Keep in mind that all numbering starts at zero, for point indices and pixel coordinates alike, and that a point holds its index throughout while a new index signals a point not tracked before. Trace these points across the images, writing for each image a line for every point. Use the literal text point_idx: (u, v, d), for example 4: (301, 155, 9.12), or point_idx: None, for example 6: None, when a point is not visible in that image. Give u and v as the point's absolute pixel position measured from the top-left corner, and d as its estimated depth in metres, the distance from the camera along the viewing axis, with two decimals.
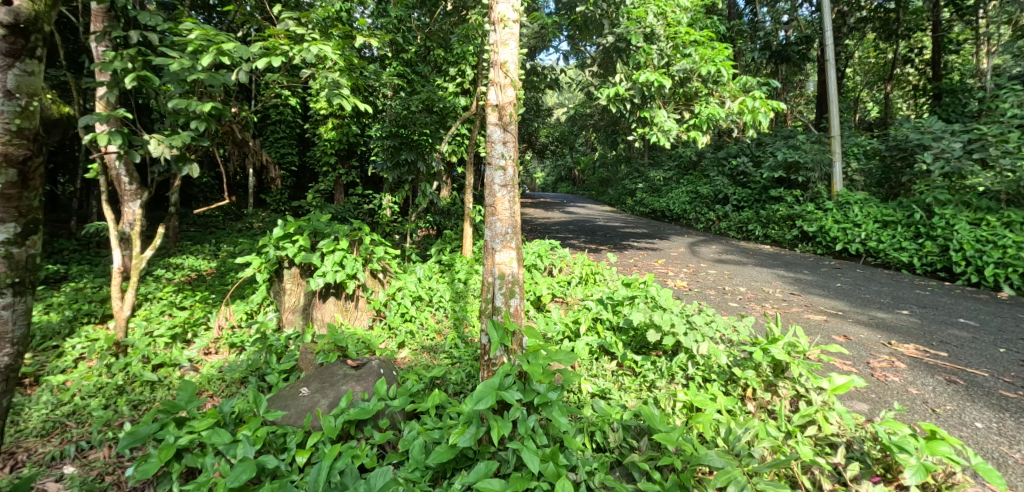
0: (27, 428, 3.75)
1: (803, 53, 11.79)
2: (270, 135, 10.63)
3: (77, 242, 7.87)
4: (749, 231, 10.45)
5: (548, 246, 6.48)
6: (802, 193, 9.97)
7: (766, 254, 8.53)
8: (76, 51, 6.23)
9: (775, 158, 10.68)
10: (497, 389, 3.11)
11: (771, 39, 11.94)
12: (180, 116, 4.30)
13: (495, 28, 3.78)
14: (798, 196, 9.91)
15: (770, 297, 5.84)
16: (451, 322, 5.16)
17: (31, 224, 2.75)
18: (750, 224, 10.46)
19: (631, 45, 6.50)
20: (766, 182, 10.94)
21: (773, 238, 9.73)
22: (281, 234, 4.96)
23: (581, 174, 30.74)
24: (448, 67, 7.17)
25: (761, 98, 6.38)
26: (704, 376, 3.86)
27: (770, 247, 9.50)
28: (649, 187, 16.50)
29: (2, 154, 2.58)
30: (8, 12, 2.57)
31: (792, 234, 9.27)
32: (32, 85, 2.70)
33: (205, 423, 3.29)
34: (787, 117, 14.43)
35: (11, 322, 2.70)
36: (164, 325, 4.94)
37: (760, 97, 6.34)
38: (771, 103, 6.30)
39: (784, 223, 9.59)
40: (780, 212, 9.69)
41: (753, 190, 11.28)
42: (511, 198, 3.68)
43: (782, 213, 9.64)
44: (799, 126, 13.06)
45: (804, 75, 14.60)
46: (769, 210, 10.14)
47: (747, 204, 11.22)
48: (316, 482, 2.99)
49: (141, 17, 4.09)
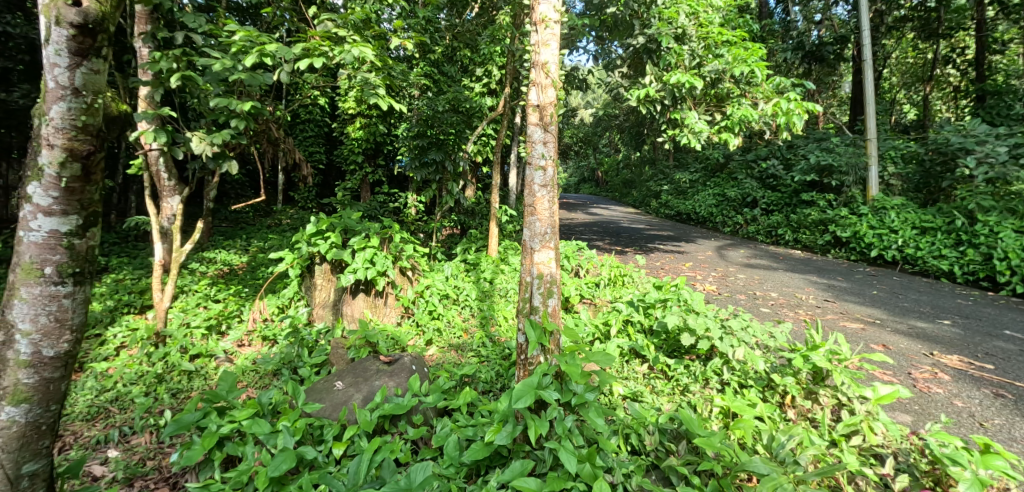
0: (73, 412, 3.90)
1: (838, 52, 11.17)
2: (300, 133, 10.78)
3: (117, 236, 8.15)
4: (779, 235, 10.24)
5: (575, 246, 6.39)
6: (835, 197, 9.69)
7: (797, 260, 8.36)
8: (122, 52, 6.44)
9: (807, 162, 10.43)
10: (536, 388, 3.09)
11: (804, 38, 11.35)
12: (220, 115, 4.33)
13: (536, 29, 3.74)
14: (830, 201, 9.65)
15: (804, 303, 5.72)
16: (479, 321, 5.17)
17: (92, 217, 2.77)
18: (780, 228, 10.25)
19: (662, 47, 6.28)
20: (797, 185, 10.68)
21: (804, 243, 9.48)
22: (314, 231, 5.02)
23: (605, 174, 30.49)
24: (475, 67, 7.24)
25: (796, 100, 6.11)
26: (740, 382, 3.80)
27: (800, 252, 9.27)
28: (674, 189, 16.24)
29: (67, 149, 2.62)
30: (77, 12, 2.57)
31: (824, 239, 9.00)
32: (97, 83, 2.72)
33: (245, 413, 3.39)
34: (820, 119, 14.00)
35: (71, 310, 2.73)
36: (199, 317, 5.08)
37: (796, 97, 6.07)
38: (807, 105, 6.02)
39: (816, 228, 9.32)
40: (812, 216, 9.44)
41: (783, 194, 11.01)
42: (551, 198, 3.63)
43: (813, 217, 9.38)
44: (832, 128, 12.74)
45: (839, 76, 14.20)
46: (800, 214, 9.89)
47: (777, 207, 10.94)
48: (356, 474, 3.05)
49: (186, 18, 4.14)
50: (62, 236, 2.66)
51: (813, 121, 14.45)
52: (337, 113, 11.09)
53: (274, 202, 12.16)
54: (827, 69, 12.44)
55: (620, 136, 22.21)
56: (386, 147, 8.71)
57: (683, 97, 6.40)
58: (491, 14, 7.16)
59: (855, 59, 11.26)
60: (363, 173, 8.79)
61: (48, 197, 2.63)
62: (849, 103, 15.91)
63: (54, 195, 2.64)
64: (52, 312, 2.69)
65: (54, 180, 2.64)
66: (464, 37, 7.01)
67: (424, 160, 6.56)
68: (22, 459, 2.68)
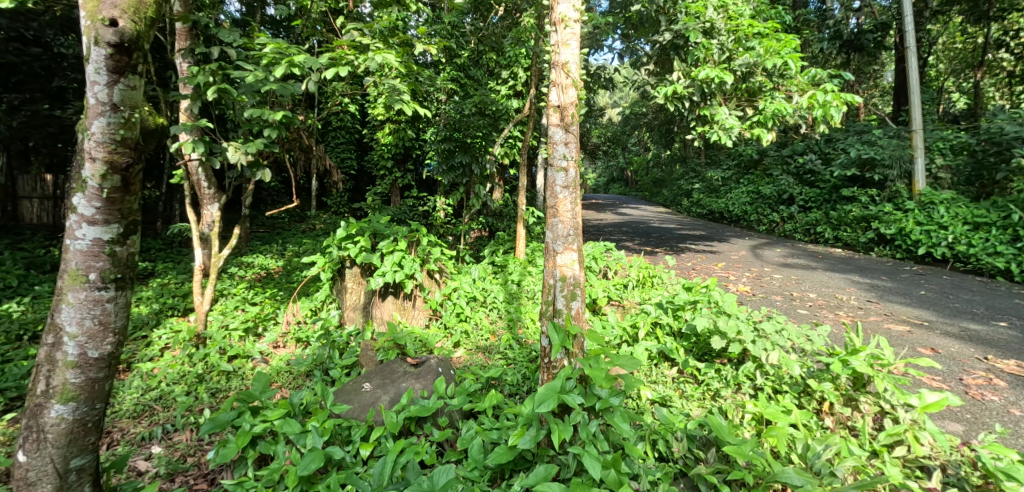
0: (121, 410, 4.07)
1: (878, 40, 10.56)
2: (331, 140, 11.01)
3: (162, 242, 8.52)
4: (818, 234, 9.70)
5: (603, 247, 6.29)
6: (878, 192, 9.22)
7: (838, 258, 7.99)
8: (163, 67, 6.72)
9: (848, 155, 9.99)
10: (559, 392, 3.05)
11: (841, 27, 10.71)
12: (253, 125, 4.43)
13: (556, 29, 3.71)
14: (874, 196, 9.19)
15: (845, 304, 5.46)
16: (506, 324, 5.15)
17: (132, 225, 2.91)
18: (819, 226, 9.72)
19: (689, 42, 6.17)
20: (837, 181, 10.23)
21: (845, 241, 8.99)
22: (344, 235, 5.12)
23: (635, 174, 29.98)
24: (500, 71, 7.28)
25: (833, 91, 5.81)
26: (775, 388, 3.68)
27: (841, 250, 8.85)
28: (707, 188, 15.67)
29: (107, 162, 2.74)
30: (114, 32, 2.68)
31: (866, 237, 8.56)
32: (134, 99, 2.83)
33: (277, 413, 3.47)
34: (860, 111, 13.36)
35: (114, 314, 2.86)
36: (237, 319, 5.25)
37: (832, 89, 5.79)
38: (845, 96, 5.71)
39: (858, 225, 8.89)
40: (854, 213, 9.01)
41: (822, 190, 10.53)
42: (573, 199, 3.58)
43: (855, 213, 8.96)
44: (874, 120, 12.17)
45: (880, 65, 13.56)
46: (841, 211, 9.42)
47: (816, 204, 10.42)
48: (381, 475, 3.07)
49: (221, 34, 4.23)
50: (105, 243, 2.79)
51: (853, 113, 13.83)
52: (367, 120, 11.29)
53: (308, 207, 12.50)
54: (868, 58, 11.85)
55: (649, 135, 21.81)
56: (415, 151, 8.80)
57: (713, 93, 6.15)
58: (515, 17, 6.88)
59: (897, 46, 10.71)
60: (392, 178, 8.86)
61: (92, 208, 2.76)
62: (891, 93, 15.17)
63: (97, 205, 2.77)
64: (96, 316, 2.81)
65: (96, 191, 2.76)
66: (489, 40, 6.90)
67: (451, 163, 6.62)
68: (70, 454, 2.83)
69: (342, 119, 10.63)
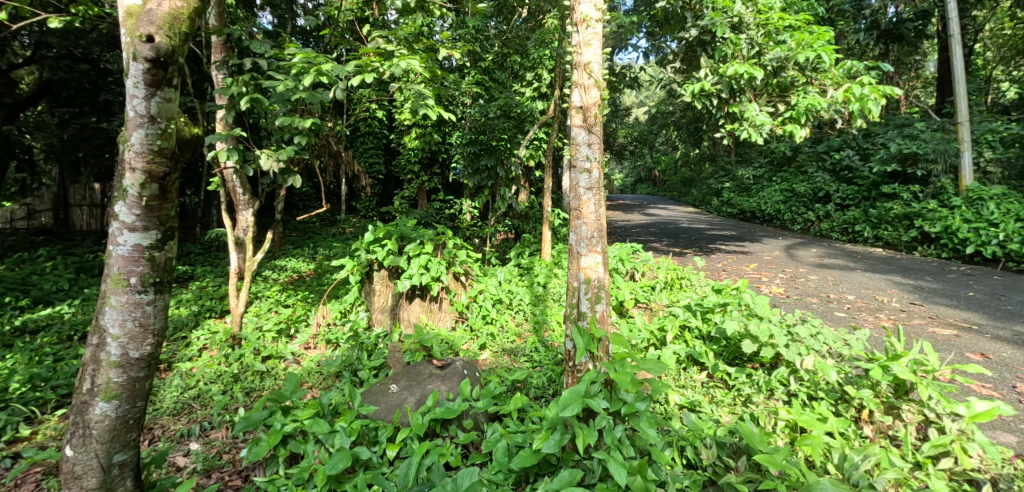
0: (163, 407, 4.23)
1: (920, 29, 10.03)
2: (360, 146, 11.20)
3: (202, 247, 8.83)
4: (856, 232, 9.32)
5: (630, 249, 6.19)
6: (922, 188, 8.82)
7: (878, 258, 7.66)
8: (200, 79, 6.98)
9: (887, 150, 9.59)
10: (584, 396, 3.01)
11: (880, 16, 10.16)
12: (284, 132, 4.53)
13: (578, 29, 3.68)
14: (916, 193, 8.80)
15: (886, 306, 5.23)
16: (531, 326, 5.12)
17: (170, 231, 3.01)
18: (857, 224, 9.34)
19: (717, 37, 5.97)
20: (877, 177, 9.82)
21: (885, 240, 8.60)
22: (372, 239, 5.19)
23: (662, 174, 29.45)
24: (524, 72, 7.14)
25: (870, 84, 5.57)
26: (809, 394, 3.57)
27: (881, 249, 8.47)
28: (738, 187, 15.10)
29: (146, 172, 2.85)
30: (150, 48, 2.77)
31: (909, 236, 8.18)
32: (170, 110, 2.93)
33: (307, 413, 3.54)
34: (901, 103, 12.78)
35: (153, 316, 2.97)
36: (271, 321, 5.39)
37: (870, 82, 5.55)
38: (883, 89, 5.47)
39: (900, 223, 8.51)
40: (895, 210, 8.63)
41: (860, 187, 10.11)
42: (597, 200, 3.54)
43: (896, 211, 8.58)
44: (916, 113, 11.65)
45: (922, 55, 12.98)
46: (881, 209, 9.03)
47: (854, 202, 10.01)
48: (406, 476, 3.10)
49: (253, 45, 4.33)
50: (144, 249, 2.90)
51: (893, 106, 13.27)
52: (394, 125, 11.46)
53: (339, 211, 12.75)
54: (908, 49, 11.34)
55: (676, 134, 21.40)
56: (441, 155, 8.87)
57: (741, 89, 5.99)
58: (539, 18, 7.00)
59: (939, 35, 10.22)
60: (419, 182, 8.94)
61: (132, 215, 2.88)
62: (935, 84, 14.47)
63: (137, 213, 2.88)
64: (137, 318, 2.93)
65: (136, 200, 2.88)
66: (512, 43, 6.97)
67: (478, 167, 6.63)
68: (113, 449, 2.94)
69: (370, 124, 10.80)
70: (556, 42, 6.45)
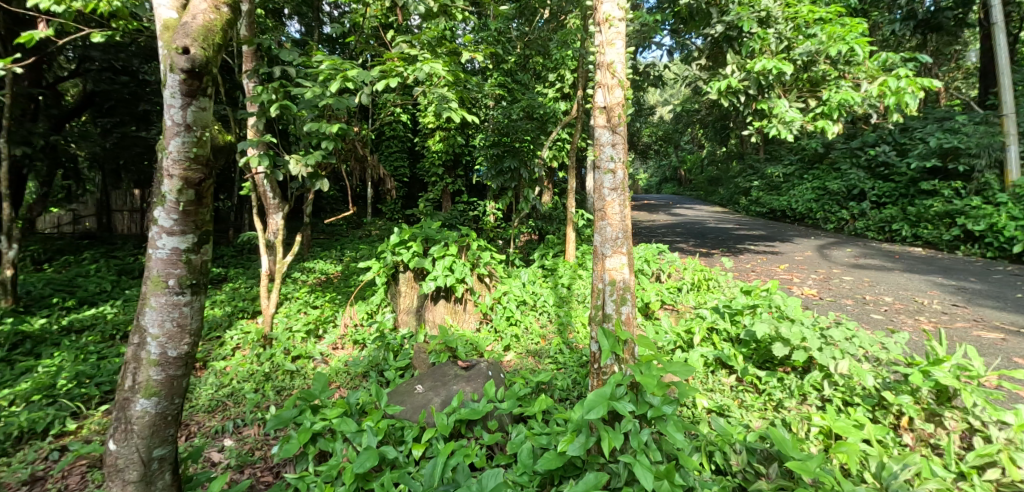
0: (198, 404, 4.38)
1: (958, 17, 9.67)
2: (385, 149, 11.37)
3: (234, 249, 9.12)
4: (893, 231, 8.96)
5: (655, 249, 6.10)
6: (964, 185, 8.48)
7: (917, 258, 7.35)
8: (232, 87, 7.21)
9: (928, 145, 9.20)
10: (609, 399, 2.98)
11: (916, 6, 9.71)
12: (312, 137, 4.63)
13: (600, 29, 3.66)
14: (958, 189, 8.46)
15: (926, 308, 5.01)
16: (556, 328, 5.11)
17: (205, 235, 3.12)
18: (894, 223, 8.97)
19: (744, 33, 5.83)
20: (915, 173, 9.45)
21: (925, 239, 8.25)
22: (397, 241, 5.26)
23: (688, 173, 28.90)
24: (547, 73, 7.34)
25: (907, 77, 5.35)
26: (844, 399, 3.45)
27: (921, 249, 8.09)
28: (766, 184, 14.52)
29: (183, 178, 2.96)
30: (186, 59, 2.88)
31: (951, 234, 7.84)
32: (205, 119, 3.04)
33: (335, 412, 3.61)
34: (941, 96, 12.24)
35: (190, 317, 3.09)
36: (300, 321, 5.53)
37: (907, 74, 5.35)
38: (921, 81, 5.25)
39: (941, 221, 8.15)
40: (935, 208, 8.28)
41: (896, 183, 9.74)
42: (622, 200, 3.51)
43: (937, 209, 8.23)
44: (957, 105, 11.17)
45: (962, 45, 12.45)
46: (920, 206, 8.67)
47: (891, 199, 9.60)
48: (432, 476, 3.13)
49: (282, 53, 4.44)
50: (181, 252, 3.02)
51: (932, 99, 12.75)
52: (418, 129, 11.62)
53: (365, 213, 12.97)
54: (947, 38, 10.72)
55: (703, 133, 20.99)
56: (465, 157, 8.93)
57: (770, 85, 5.84)
58: (560, 18, 6.94)
59: (982, 23, 9.75)
60: (443, 184, 9.01)
61: (170, 220, 2.99)
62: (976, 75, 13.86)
63: (174, 217, 2.99)
64: (175, 318, 3.04)
65: (173, 205, 2.99)
66: (535, 44, 6.86)
67: (500, 168, 6.63)
68: (152, 444, 3.06)
69: (394, 128, 10.94)
70: (578, 42, 6.43)
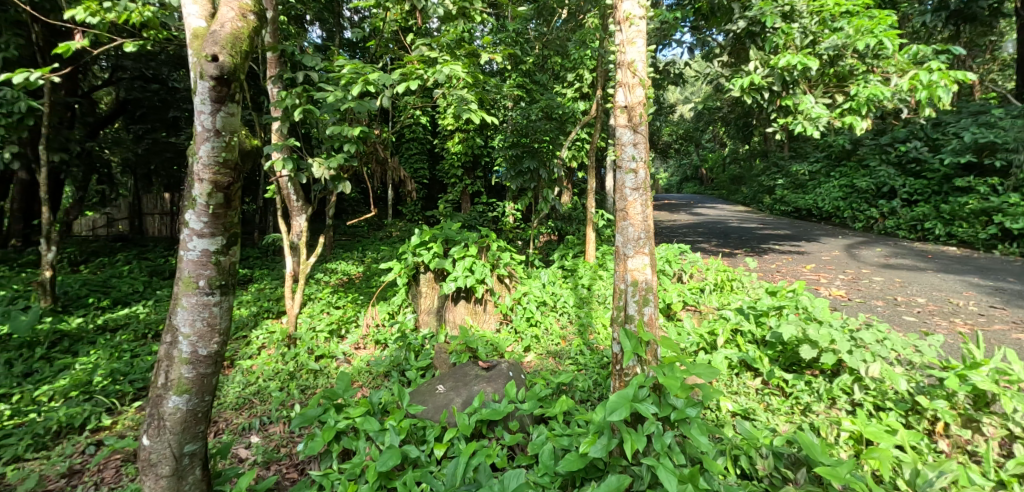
0: (226, 401, 4.49)
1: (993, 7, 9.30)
2: (404, 151, 11.50)
3: (260, 251, 9.34)
4: (925, 230, 8.65)
5: (677, 249, 6.00)
6: (1002, 181, 8.19)
7: (951, 257, 7.09)
8: (257, 93, 7.39)
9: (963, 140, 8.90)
10: (632, 401, 2.95)
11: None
12: (335, 140, 4.71)
13: (620, 28, 3.63)
14: (995, 185, 8.17)
15: (962, 310, 4.83)
16: (576, 329, 5.09)
17: (233, 237, 3.21)
18: (926, 221, 8.66)
19: (767, 28, 5.69)
20: (948, 170, 9.12)
21: (960, 238, 7.96)
22: (418, 242, 5.32)
23: (709, 172, 28.41)
24: (565, 74, 7.23)
25: (940, 69, 5.15)
26: (876, 403, 3.35)
27: (955, 249, 7.78)
28: (791, 182, 14.16)
29: (212, 182, 3.05)
30: (215, 66, 2.96)
31: (988, 233, 7.55)
32: (233, 124, 3.13)
33: (359, 411, 3.66)
34: (975, 89, 11.79)
35: (219, 316, 3.17)
36: (324, 321, 5.62)
37: (939, 67, 5.16)
38: (954, 74, 5.05)
39: (977, 219, 7.86)
40: (970, 205, 7.99)
41: (928, 180, 9.39)
42: (644, 200, 3.48)
43: (972, 206, 7.93)
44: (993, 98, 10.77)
45: (998, 35, 12.00)
46: (953, 204, 8.36)
47: (923, 196, 9.24)
48: (454, 475, 3.15)
49: (305, 59, 4.54)
50: (211, 254, 3.11)
51: (965, 93, 12.32)
52: (438, 131, 11.73)
53: (386, 215, 13.13)
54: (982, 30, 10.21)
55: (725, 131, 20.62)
56: (483, 158, 8.97)
57: (795, 81, 5.70)
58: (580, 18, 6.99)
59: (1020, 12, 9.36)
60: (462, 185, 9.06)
61: (200, 222, 3.08)
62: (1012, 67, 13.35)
63: (204, 220, 3.08)
64: (205, 318, 3.13)
65: (204, 208, 3.08)
66: (553, 44, 6.95)
67: (520, 169, 6.57)
68: (184, 440, 3.16)
69: (414, 130, 11.05)
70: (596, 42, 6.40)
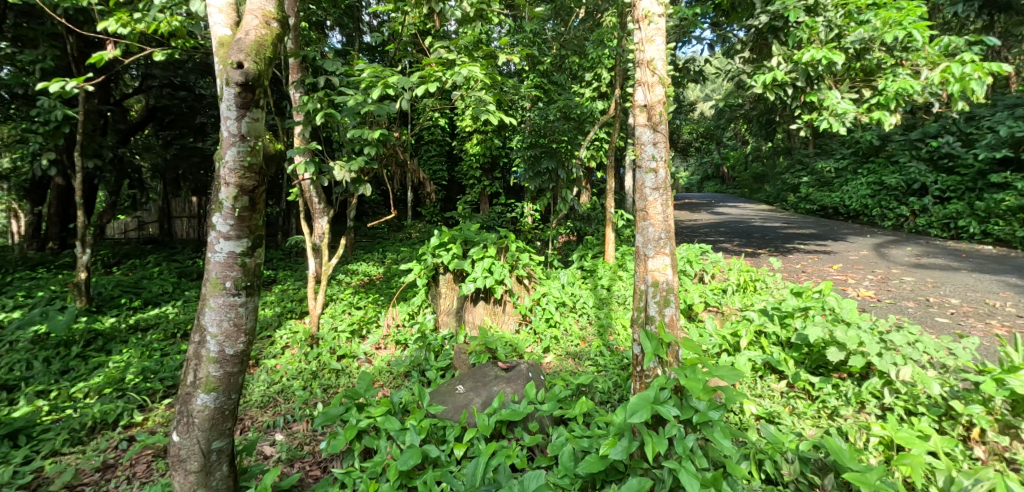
0: (252, 399, 4.60)
1: None
2: (423, 153, 11.60)
3: (283, 253, 9.55)
4: (959, 227, 8.34)
5: (698, 249, 5.84)
6: None
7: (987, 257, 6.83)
8: (280, 98, 7.56)
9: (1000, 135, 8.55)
10: (653, 403, 2.91)
11: None
12: (355, 143, 4.77)
13: (639, 26, 3.59)
14: None
15: (1000, 311, 4.64)
16: (596, 330, 5.06)
17: (258, 239, 3.29)
18: (961, 219, 8.35)
19: (790, 22, 5.54)
20: (983, 165, 8.79)
21: (997, 236, 7.66)
22: (438, 243, 5.36)
23: (731, 170, 27.90)
24: (584, 73, 7.03)
25: (973, 61, 4.97)
26: (907, 408, 3.24)
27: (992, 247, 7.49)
28: (816, 179, 13.85)
29: (238, 185, 3.13)
30: (240, 73, 3.04)
31: None
32: (258, 129, 3.20)
33: (380, 410, 3.69)
34: (1011, 81, 11.36)
35: (245, 316, 3.26)
36: (345, 322, 5.70)
37: (972, 59, 4.97)
38: (989, 65, 4.86)
39: (1015, 216, 7.56)
40: (1008, 203, 7.68)
41: (962, 177, 9.03)
42: (664, 200, 3.43)
43: (1010, 203, 7.63)
44: None
45: None
46: (989, 201, 8.05)
47: (956, 193, 8.90)
48: (474, 475, 3.16)
49: (326, 63, 4.62)
50: (237, 255, 3.19)
51: (1001, 85, 11.86)
52: (456, 132, 11.79)
53: (405, 216, 13.26)
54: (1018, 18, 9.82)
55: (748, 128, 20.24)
56: (502, 159, 8.98)
57: (820, 76, 5.55)
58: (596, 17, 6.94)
59: None
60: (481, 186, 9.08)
61: (227, 225, 3.16)
62: None
63: (231, 223, 3.17)
64: (231, 318, 3.22)
65: (230, 211, 3.17)
66: (572, 43, 7.01)
67: (538, 170, 6.65)
68: (212, 437, 3.24)
69: (433, 132, 11.14)
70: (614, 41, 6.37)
